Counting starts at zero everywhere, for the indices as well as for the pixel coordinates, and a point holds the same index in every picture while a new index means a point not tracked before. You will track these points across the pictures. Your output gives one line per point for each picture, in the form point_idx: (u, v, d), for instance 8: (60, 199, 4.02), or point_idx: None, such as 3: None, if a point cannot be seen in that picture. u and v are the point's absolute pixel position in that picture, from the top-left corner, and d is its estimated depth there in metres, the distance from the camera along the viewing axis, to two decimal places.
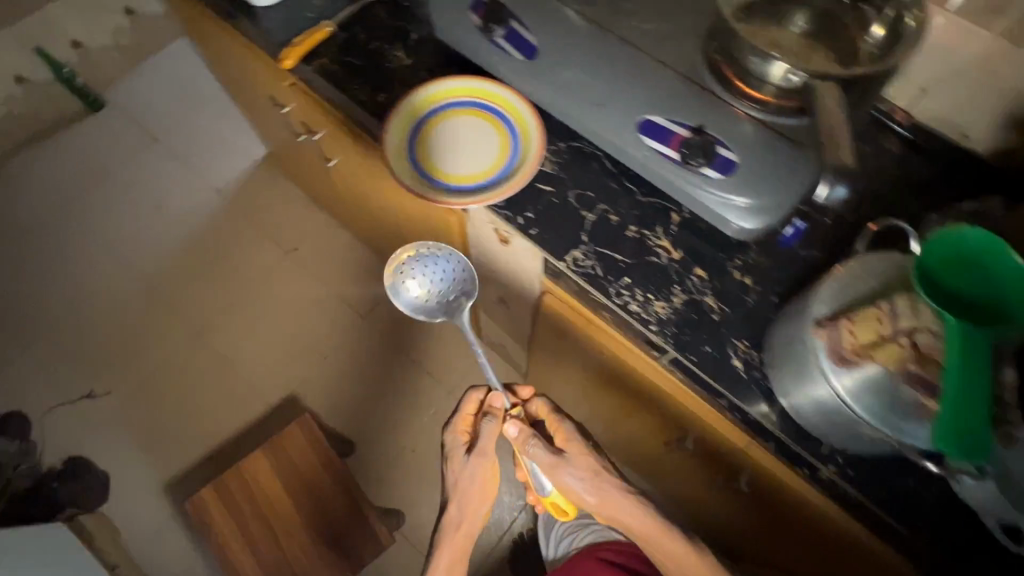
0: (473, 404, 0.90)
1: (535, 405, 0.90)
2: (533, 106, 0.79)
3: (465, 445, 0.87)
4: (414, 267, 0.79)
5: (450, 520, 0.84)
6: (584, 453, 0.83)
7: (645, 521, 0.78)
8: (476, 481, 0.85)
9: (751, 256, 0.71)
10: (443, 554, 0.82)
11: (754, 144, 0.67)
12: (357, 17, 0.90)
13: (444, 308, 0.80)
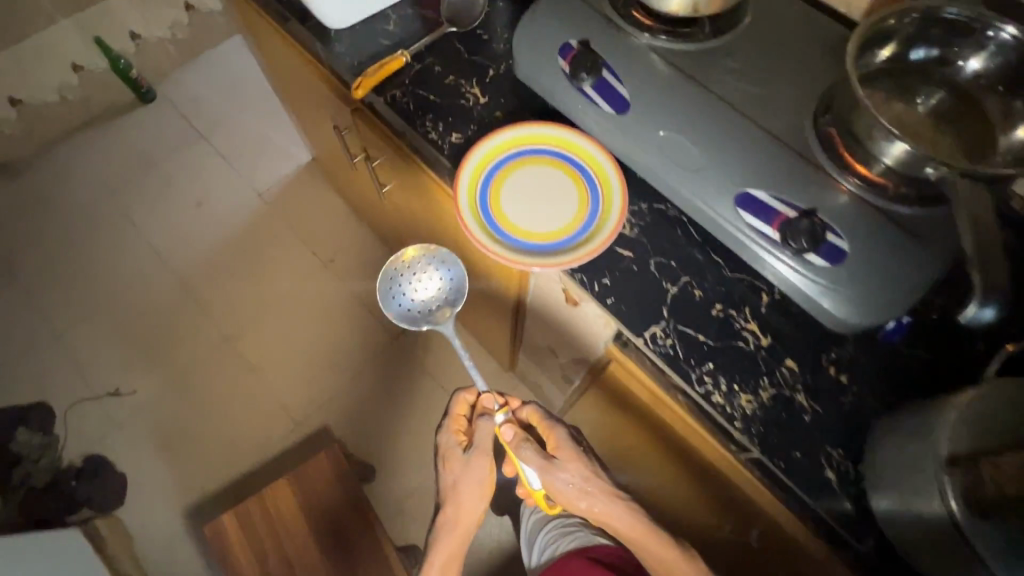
0: (463, 404, 0.83)
1: (526, 411, 0.81)
2: (618, 161, 0.74)
3: (461, 445, 0.80)
4: (414, 275, 0.83)
5: (446, 515, 0.78)
6: (577, 462, 0.74)
7: (648, 545, 0.68)
8: (470, 487, 0.78)
9: (854, 352, 0.64)
10: (436, 554, 0.77)
11: (868, 231, 0.61)
12: (432, 47, 0.86)
13: (422, 317, 0.82)
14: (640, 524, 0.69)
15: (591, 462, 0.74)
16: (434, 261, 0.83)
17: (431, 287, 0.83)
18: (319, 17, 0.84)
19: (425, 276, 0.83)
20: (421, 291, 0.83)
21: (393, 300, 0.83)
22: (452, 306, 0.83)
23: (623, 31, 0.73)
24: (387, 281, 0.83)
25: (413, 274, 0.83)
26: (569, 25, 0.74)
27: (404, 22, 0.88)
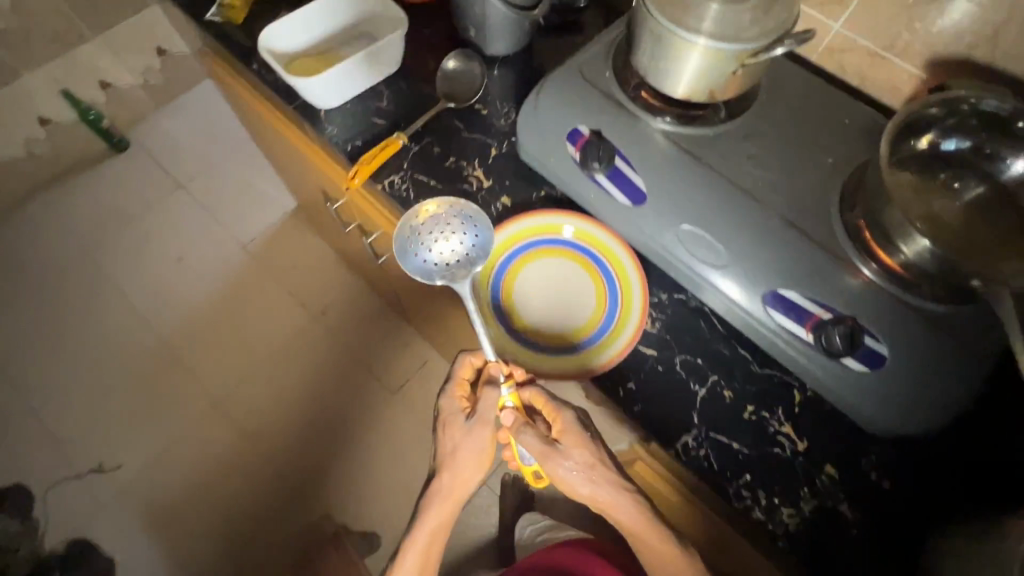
0: (471, 370, 0.71)
1: (532, 394, 0.66)
2: (638, 259, 0.70)
3: (465, 412, 0.70)
4: (442, 218, 0.69)
5: (443, 484, 0.70)
6: (583, 449, 0.65)
7: (651, 541, 0.64)
8: (470, 456, 0.69)
9: (897, 455, 0.61)
10: (423, 533, 0.71)
11: (905, 330, 0.58)
12: (430, 125, 0.81)
13: (448, 270, 0.68)
14: (646, 519, 0.64)
15: (602, 454, 0.66)
16: (461, 218, 0.70)
17: (455, 248, 0.68)
18: (308, 99, 0.79)
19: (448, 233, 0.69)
20: (445, 244, 0.68)
21: (412, 256, 0.69)
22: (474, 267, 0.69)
23: (634, 114, 0.69)
24: (415, 221, 0.70)
25: (439, 217, 0.70)
26: (578, 107, 0.71)
27: (399, 98, 0.84)
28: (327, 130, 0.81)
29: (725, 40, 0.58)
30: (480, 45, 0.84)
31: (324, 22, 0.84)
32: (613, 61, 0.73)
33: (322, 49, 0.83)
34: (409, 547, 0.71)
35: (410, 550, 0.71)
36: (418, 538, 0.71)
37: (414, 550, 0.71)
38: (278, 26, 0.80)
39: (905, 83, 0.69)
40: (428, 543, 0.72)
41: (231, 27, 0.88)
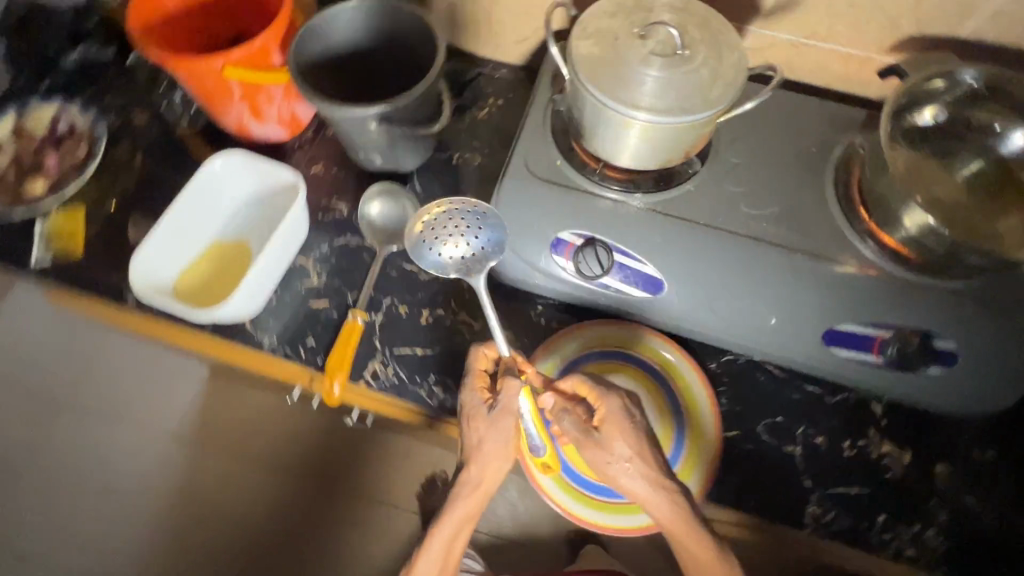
0: (486, 361, 0.60)
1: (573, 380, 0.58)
2: (700, 370, 0.64)
3: (486, 404, 0.58)
4: (447, 219, 0.63)
5: (467, 477, 0.60)
6: (625, 441, 0.55)
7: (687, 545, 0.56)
8: (494, 451, 0.59)
9: (988, 426, 0.62)
10: (446, 528, 0.61)
11: (964, 318, 0.57)
12: (381, 285, 0.69)
13: (466, 263, 0.62)
14: (685, 516, 0.55)
15: (644, 448, 0.56)
16: (478, 214, 0.62)
17: (467, 240, 0.62)
18: (225, 317, 0.62)
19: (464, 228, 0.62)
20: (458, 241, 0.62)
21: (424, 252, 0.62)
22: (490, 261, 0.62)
23: (608, 197, 0.62)
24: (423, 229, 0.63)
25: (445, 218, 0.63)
26: (548, 211, 0.62)
27: (328, 267, 0.70)
28: (264, 344, 0.66)
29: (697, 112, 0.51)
30: (390, 166, 0.72)
31: (196, 214, 0.66)
32: (559, 146, 0.65)
33: (212, 247, 0.68)
34: (429, 539, 0.61)
35: (430, 547, 0.62)
36: (443, 532, 0.61)
37: (437, 542, 0.61)
38: (146, 251, 0.62)
39: (842, 63, 0.67)
40: (450, 542, 0.62)
41: (75, 266, 0.68)
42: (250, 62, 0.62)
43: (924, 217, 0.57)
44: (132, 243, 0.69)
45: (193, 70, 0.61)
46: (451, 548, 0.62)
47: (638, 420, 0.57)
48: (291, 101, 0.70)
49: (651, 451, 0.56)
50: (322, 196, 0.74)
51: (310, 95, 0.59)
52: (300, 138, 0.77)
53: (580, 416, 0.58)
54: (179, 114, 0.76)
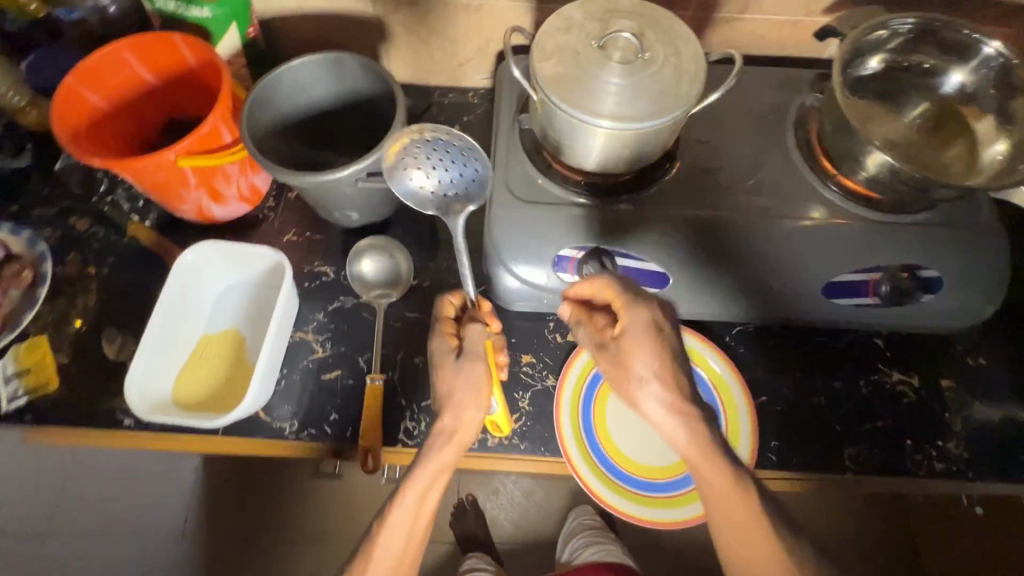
0: (451, 309, 0.59)
1: (591, 286, 0.54)
2: (738, 372, 0.65)
3: (452, 351, 0.56)
4: (428, 146, 0.60)
5: (440, 427, 0.54)
6: (645, 357, 0.50)
7: (712, 487, 0.48)
8: (466, 395, 0.54)
9: (979, 336, 0.67)
10: (419, 481, 0.52)
11: (940, 246, 0.62)
12: (389, 340, 0.67)
13: (443, 198, 0.60)
14: (710, 446, 0.49)
15: (665, 373, 0.50)
16: (465, 149, 0.61)
17: (446, 172, 0.60)
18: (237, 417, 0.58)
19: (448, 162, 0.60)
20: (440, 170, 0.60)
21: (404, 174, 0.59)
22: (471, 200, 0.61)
23: (598, 205, 0.63)
24: (401, 149, 0.59)
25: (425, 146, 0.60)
26: (544, 231, 0.63)
27: (330, 335, 0.67)
28: (284, 430, 0.63)
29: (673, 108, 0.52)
30: (368, 219, 0.70)
31: (176, 315, 0.62)
32: (537, 165, 0.65)
33: (199, 346, 0.64)
34: (398, 501, 0.52)
35: (402, 500, 0.52)
36: (415, 486, 0.52)
37: (409, 498, 0.52)
38: (137, 369, 0.58)
39: (777, 32, 0.70)
40: (421, 498, 0.52)
41: (55, 399, 0.62)
42: (201, 147, 0.58)
43: (881, 157, 0.59)
44: (112, 359, 0.65)
45: (141, 169, 0.57)
46: (423, 516, 0.53)
47: (663, 339, 0.51)
48: (248, 174, 0.67)
49: (675, 377, 0.50)
50: (304, 264, 0.71)
51: (278, 172, 0.57)
52: (264, 209, 0.73)
53: (599, 326, 0.54)
54: (127, 212, 0.71)
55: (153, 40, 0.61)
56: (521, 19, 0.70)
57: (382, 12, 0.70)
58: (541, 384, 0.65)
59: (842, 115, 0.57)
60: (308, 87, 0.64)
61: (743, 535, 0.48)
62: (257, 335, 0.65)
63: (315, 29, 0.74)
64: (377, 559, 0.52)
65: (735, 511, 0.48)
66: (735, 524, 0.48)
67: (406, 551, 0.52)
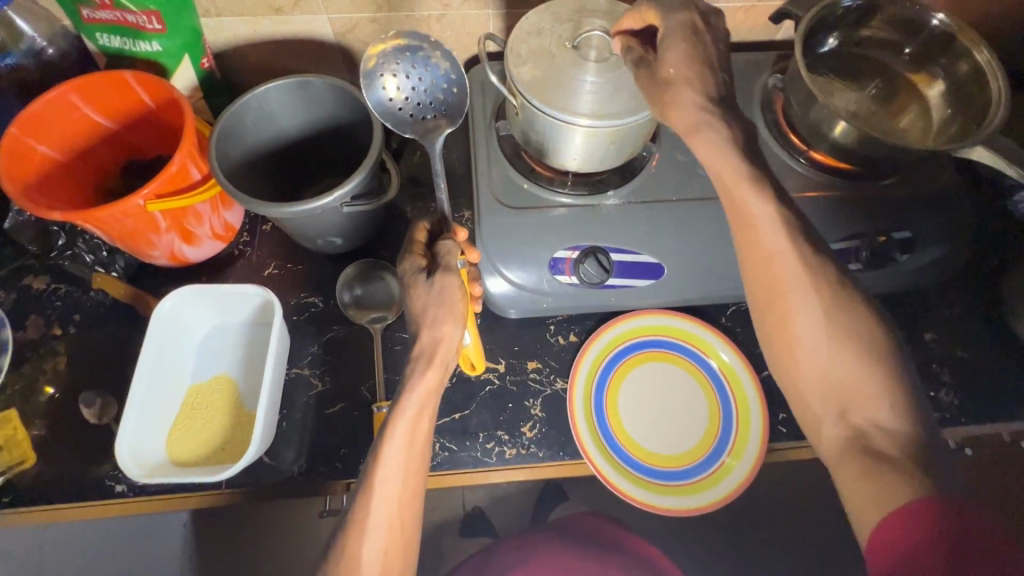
0: (424, 234, 0.59)
1: (632, 19, 0.52)
2: (750, 366, 0.64)
3: (423, 270, 0.56)
4: (416, 60, 0.54)
5: (420, 348, 0.54)
6: (679, 51, 0.49)
7: (746, 214, 0.49)
8: (441, 311, 0.53)
9: (950, 287, 0.71)
10: (409, 407, 0.52)
11: (907, 207, 0.65)
12: (389, 364, 0.65)
13: (416, 122, 0.55)
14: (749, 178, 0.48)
15: (697, 76, 0.49)
16: (440, 61, 0.54)
17: (424, 93, 0.55)
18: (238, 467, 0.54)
19: (424, 74, 0.55)
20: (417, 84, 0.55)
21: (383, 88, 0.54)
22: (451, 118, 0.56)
23: (586, 204, 0.63)
24: (381, 60, 0.54)
25: (413, 60, 0.54)
26: (536, 235, 0.62)
27: (327, 367, 0.65)
28: (293, 470, 0.61)
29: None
30: (352, 244, 0.68)
31: (161, 365, 0.59)
32: (520, 170, 0.65)
33: (188, 396, 0.61)
34: (390, 433, 0.51)
35: (394, 434, 0.51)
36: (404, 414, 0.51)
37: (401, 427, 0.51)
38: (126, 428, 0.54)
39: (732, 19, 0.72)
40: (413, 427, 0.51)
41: (37, 475, 0.58)
42: (170, 188, 0.55)
43: (845, 128, 0.60)
44: (93, 423, 0.60)
45: (107, 217, 0.53)
46: (417, 445, 0.52)
47: (701, 40, 0.50)
48: (220, 210, 0.64)
49: (699, 76, 0.49)
50: (290, 297, 0.68)
51: (259, 206, 0.54)
52: (240, 245, 0.70)
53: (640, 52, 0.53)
54: (90, 263, 0.66)
55: (102, 81, 0.57)
56: (484, 27, 0.70)
57: (342, 31, 0.69)
58: (549, 389, 0.65)
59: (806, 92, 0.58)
60: (275, 113, 0.62)
61: (765, 262, 0.49)
62: (250, 377, 0.62)
63: (271, 54, 0.72)
64: (380, 487, 0.50)
65: (764, 226, 0.49)
66: (762, 258, 0.49)
67: (407, 486, 0.50)
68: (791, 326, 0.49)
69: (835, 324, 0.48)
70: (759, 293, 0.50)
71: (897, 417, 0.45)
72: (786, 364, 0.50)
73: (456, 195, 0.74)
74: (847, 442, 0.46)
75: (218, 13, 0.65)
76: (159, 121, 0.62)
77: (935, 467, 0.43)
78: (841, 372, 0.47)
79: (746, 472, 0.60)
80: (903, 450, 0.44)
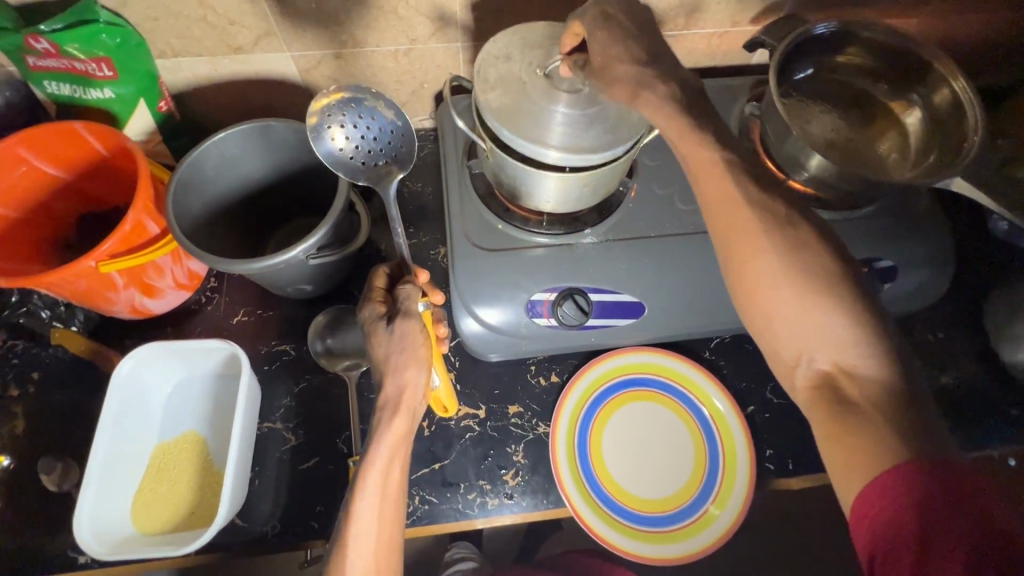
0: (383, 279, 0.56)
1: (569, 35, 0.50)
2: (739, 411, 0.63)
3: (383, 317, 0.52)
4: (361, 111, 0.53)
5: (385, 398, 0.50)
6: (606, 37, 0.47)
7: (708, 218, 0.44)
8: (403, 357, 0.50)
9: (933, 311, 0.70)
10: (379, 457, 0.49)
11: (890, 235, 0.64)
12: (364, 414, 0.63)
13: (369, 169, 0.53)
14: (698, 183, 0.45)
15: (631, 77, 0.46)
16: (384, 109, 0.53)
17: (373, 143, 0.53)
18: (205, 539, 0.51)
19: (370, 122, 0.53)
20: (365, 132, 0.53)
21: (330, 139, 0.51)
22: (401, 164, 0.54)
23: (563, 243, 0.62)
24: (324, 112, 0.52)
25: (358, 111, 0.53)
26: (512, 278, 0.60)
27: (300, 420, 0.63)
28: (265, 531, 0.58)
29: (632, 134, 0.49)
30: (323, 289, 0.66)
31: (124, 427, 0.56)
32: (494, 210, 0.63)
33: (154, 458, 0.58)
34: (359, 486, 0.47)
35: (364, 489, 0.47)
36: (374, 466, 0.48)
37: (370, 480, 0.48)
38: (86, 500, 0.52)
39: (706, 45, 0.71)
40: (384, 478, 0.48)
41: None
42: (125, 245, 0.53)
43: (819, 160, 0.58)
44: (53, 491, 0.57)
45: (59, 282, 0.51)
46: (390, 499, 0.49)
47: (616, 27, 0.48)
48: (182, 260, 0.61)
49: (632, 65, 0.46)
50: (259, 346, 0.66)
51: (221, 263, 0.52)
52: (207, 292, 0.68)
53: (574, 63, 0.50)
54: (46, 319, 0.63)
55: (51, 132, 0.54)
56: (454, 59, 0.68)
57: (306, 68, 0.66)
58: (532, 434, 0.63)
59: (780, 122, 0.57)
60: (236, 160, 0.59)
61: (725, 202, 0.42)
62: (220, 435, 0.60)
63: (235, 94, 0.69)
64: (354, 545, 0.46)
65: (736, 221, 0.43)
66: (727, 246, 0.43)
67: (382, 542, 0.47)
68: (756, 269, 0.41)
69: (802, 260, 0.40)
70: (717, 229, 0.43)
71: (874, 364, 0.38)
72: (753, 317, 0.42)
73: (430, 231, 0.71)
74: (816, 392, 0.39)
75: (175, 54, 0.62)
76: (116, 170, 0.60)
77: (914, 416, 0.36)
78: (810, 317, 0.39)
79: (731, 517, 0.59)
80: (879, 399, 0.37)
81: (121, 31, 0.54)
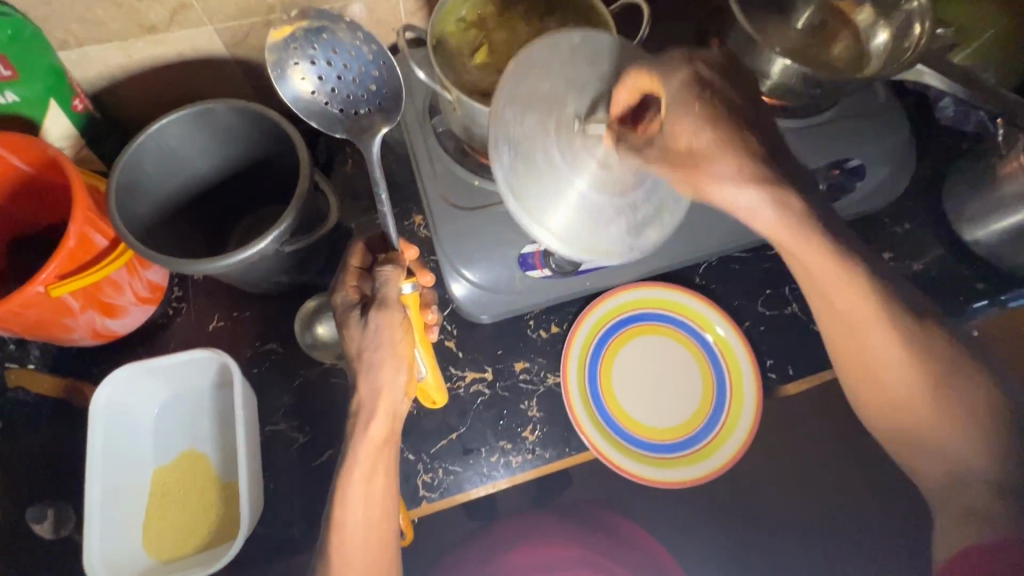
0: (361, 256, 0.53)
1: (627, 90, 0.41)
2: (743, 335, 0.64)
3: (357, 304, 0.51)
4: (334, 43, 0.52)
5: (361, 401, 0.48)
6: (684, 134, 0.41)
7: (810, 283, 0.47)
8: (381, 353, 0.48)
9: (899, 203, 0.73)
10: (360, 466, 0.47)
11: (855, 135, 0.64)
12: None
13: (348, 116, 0.53)
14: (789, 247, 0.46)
15: None
16: (358, 47, 0.52)
17: (350, 85, 0.53)
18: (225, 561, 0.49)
19: (343, 61, 0.52)
20: (339, 77, 0.52)
21: (297, 86, 0.52)
22: (377, 105, 0.54)
23: None
24: (288, 47, 0.51)
25: (331, 44, 0.52)
26: (497, 235, 0.58)
27: (304, 417, 0.60)
28: (294, 532, 0.56)
29: (661, 235, 0.46)
30: (300, 280, 0.61)
31: (116, 457, 0.53)
32: (469, 167, 0.60)
33: (156, 483, 0.55)
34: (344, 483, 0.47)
35: (349, 485, 0.47)
36: (353, 475, 0.47)
37: (353, 488, 0.47)
38: (92, 536, 0.49)
39: None
40: (367, 484, 0.47)
41: None
42: (73, 264, 0.48)
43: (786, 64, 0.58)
44: (51, 539, 0.53)
45: (10, 308, 0.46)
46: (375, 495, 0.48)
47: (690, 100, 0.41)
48: (139, 271, 0.56)
49: None
50: (245, 349, 0.62)
51: (183, 265, 0.47)
52: (173, 302, 0.63)
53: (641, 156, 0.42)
54: None
55: None
56: (395, 12, 0.63)
57: (233, 41, 0.60)
58: (544, 387, 0.63)
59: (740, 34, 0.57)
60: (178, 150, 0.54)
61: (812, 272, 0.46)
62: (222, 448, 0.56)
63: (159, 82, 0.62)
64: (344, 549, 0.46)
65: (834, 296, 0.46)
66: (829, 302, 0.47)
67: (372, 534, 0.47)
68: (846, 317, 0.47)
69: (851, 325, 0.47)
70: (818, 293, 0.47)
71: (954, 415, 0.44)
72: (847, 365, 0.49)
73: (400, 201, 0.68)
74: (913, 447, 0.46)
75: (80, 43, 0.55)
76: (40, 185, 0.53)
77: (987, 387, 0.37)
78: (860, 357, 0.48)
79: (745, 435, 0.60)
80: None
81: (10, 20, 0.47)
